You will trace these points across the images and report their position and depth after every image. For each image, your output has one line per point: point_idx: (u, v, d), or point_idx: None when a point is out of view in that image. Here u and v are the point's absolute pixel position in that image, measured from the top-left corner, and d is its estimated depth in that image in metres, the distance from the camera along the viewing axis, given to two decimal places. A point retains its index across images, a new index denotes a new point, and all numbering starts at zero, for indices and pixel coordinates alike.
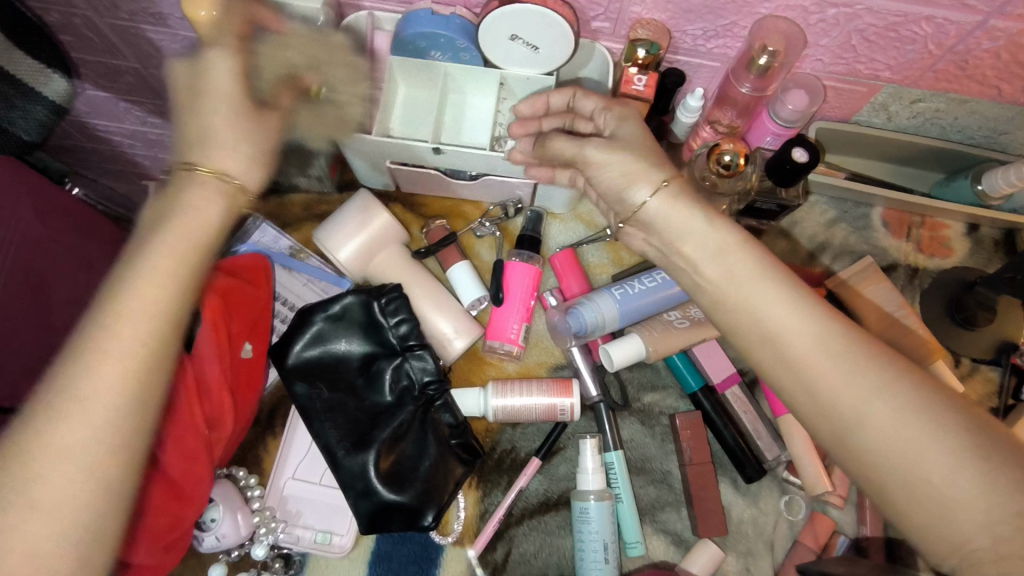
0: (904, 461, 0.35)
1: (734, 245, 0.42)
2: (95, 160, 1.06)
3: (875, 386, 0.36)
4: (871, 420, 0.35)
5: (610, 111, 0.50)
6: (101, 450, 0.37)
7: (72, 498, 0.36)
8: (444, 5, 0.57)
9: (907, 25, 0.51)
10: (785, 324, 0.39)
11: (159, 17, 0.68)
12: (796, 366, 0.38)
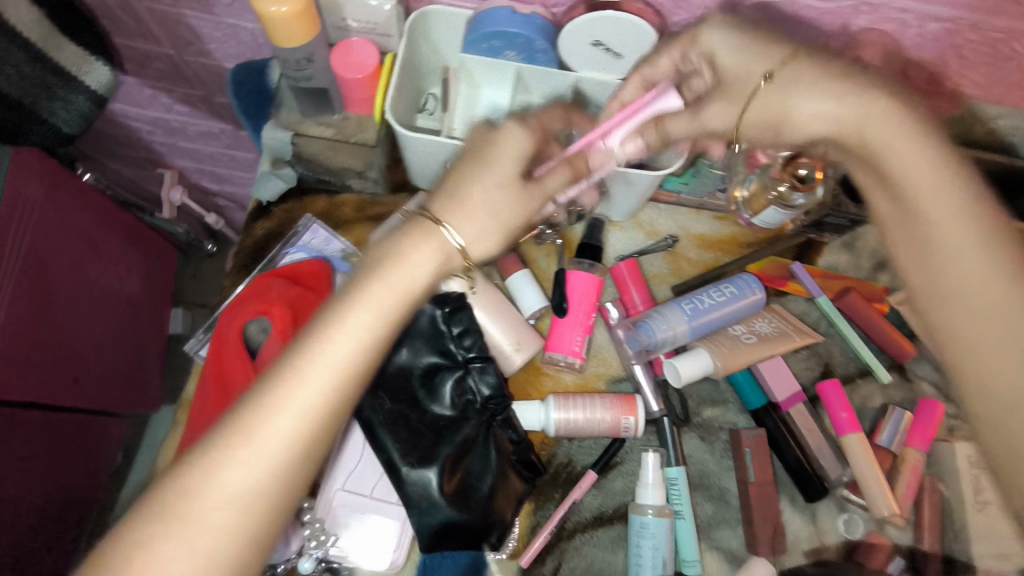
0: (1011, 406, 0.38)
1: (887, 110, 0.43)
2: (109, 144, 1.01)
3: (997, 284, 0.39)
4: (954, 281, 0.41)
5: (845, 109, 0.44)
6: (264, 479, 0.37)
7: (223, 522, 0.36)
8: (521, 3, 0.54)
9: (1008, 42, 0.49)
10: (956, 222, 0.41)
11: (205, 3, 0.63)
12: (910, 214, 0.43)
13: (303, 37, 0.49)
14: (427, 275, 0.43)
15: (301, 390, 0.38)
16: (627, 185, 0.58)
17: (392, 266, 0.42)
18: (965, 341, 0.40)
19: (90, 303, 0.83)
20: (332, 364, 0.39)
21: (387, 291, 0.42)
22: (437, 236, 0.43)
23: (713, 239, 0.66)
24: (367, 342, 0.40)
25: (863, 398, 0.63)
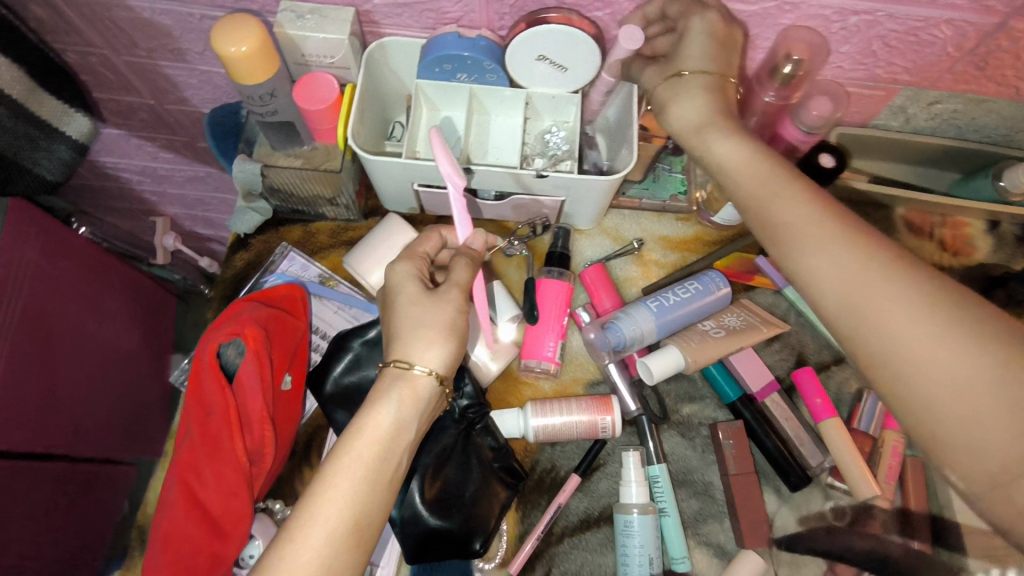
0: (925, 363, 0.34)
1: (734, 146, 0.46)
2: (102, 199, 1.04)
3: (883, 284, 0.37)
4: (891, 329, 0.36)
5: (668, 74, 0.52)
6: None
7: None
8: (468, 28, 0.57)
9: (927, 29, 0.53)
10: (899, 310, 0.36)
11: (178, 53, 0.67)
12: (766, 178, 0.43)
13: (263, 73, 0.52)
14: (392, 420, 0.44)
15: (312, 563, 0.39)
16: (587, 195, 0.60)
17: (369, 421, 0.44)
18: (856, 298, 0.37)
19: (92, 355, 0.86)
20: (336, 514, 0.40)
21: (363, 444, 0.43)
22: (411, 378, 0.46)
23: (678, 240, 0.68)
24: (358, 489, 0.41)
25: (839, 384, 0.64)
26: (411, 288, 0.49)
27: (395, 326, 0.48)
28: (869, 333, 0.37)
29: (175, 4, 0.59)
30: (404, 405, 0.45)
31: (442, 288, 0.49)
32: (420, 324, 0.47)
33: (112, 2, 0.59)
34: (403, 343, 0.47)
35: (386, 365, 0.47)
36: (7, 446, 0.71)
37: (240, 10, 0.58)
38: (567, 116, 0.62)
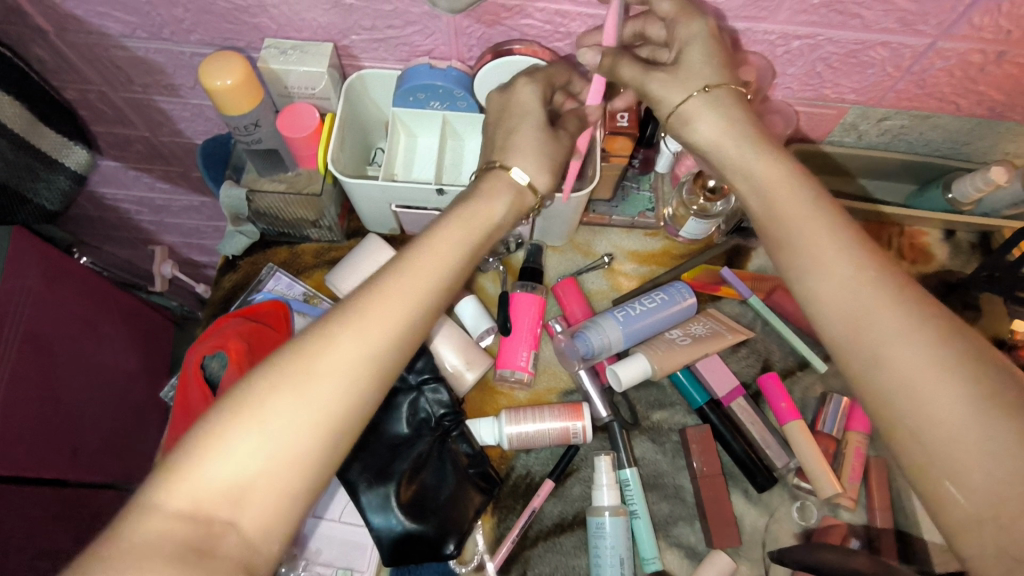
0: (918, 402, 0.37)
1: (781, 175, 0.45)
2: (102, 228, 1.08)
3: (894, 320, 0.39)
4: (898, 368, 0.38)
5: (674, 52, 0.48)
6: (367, 374, 0.41)
7: (307, 398, 0.39)
8: (439, 60, 0.62)
9: (865, 51, 0.57)
10: (905, 344, 0.38)
11: (171, 88, 0.71)
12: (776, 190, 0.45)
13: (247, 105, 0.56)
14: (503, 209, 0.50)
15: (383, 332, 0.42)
16: (555, 212, 0.64)
17: (482, 208, 0.48)
18: (865, 328, 0.40)
19: (90, 380, 0.88)
20: (426, 276, 0.44)
21: (452, 237, 0.47)
22: (518, 186, 0.51)
23: (646, 254, 0.72)
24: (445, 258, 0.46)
25: (804, 389, 0.66)
26: (535, 107, 0.53)
27: (512, 141, 0.52)
28: (876, 372, 0.39)
29: (168, 43, 0.63)
30: (507, 210, 0.50)
31: (560, 132, 0.52)
32: (538, 151, 0.51)
33: (109, 43, 0.64)
34: (517, 153, 0.51)
35: (497, 170, 0.51)
36: (6, 469, 0.73)
37: (228, 47, 0.62)
38: None
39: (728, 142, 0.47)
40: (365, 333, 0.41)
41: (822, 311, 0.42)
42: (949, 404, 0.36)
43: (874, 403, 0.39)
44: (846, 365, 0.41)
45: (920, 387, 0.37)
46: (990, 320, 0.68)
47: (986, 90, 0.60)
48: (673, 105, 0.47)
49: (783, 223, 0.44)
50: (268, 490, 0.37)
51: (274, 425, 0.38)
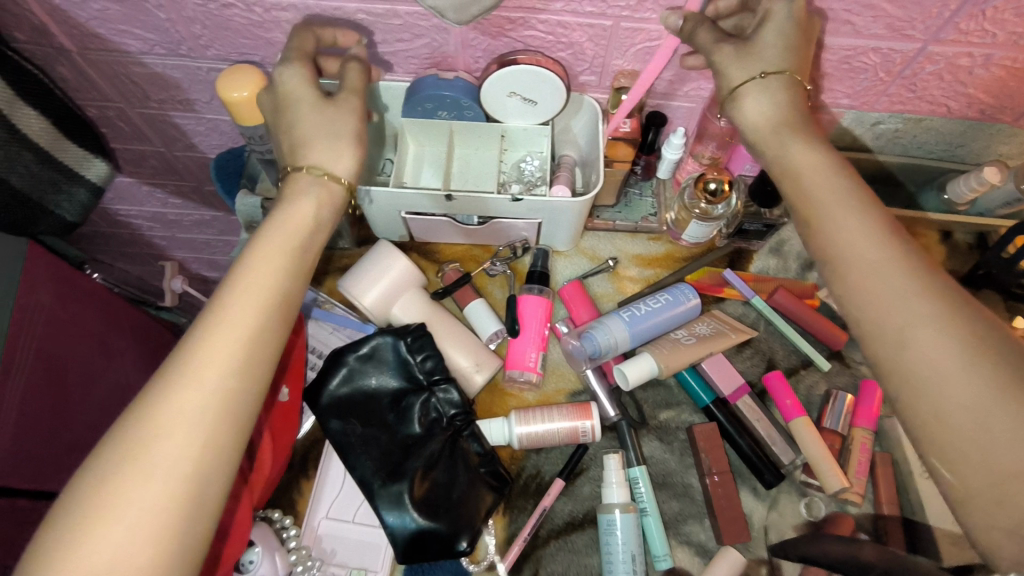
0: (930, 368, 0.38)
1: (814, 161, 0.47)
2: (114, 244, 1.10)
3: (908, 291, 0.40)
4: (912, 336, 0.39)
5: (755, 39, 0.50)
6: (225, 413, 0.42)
7: (171, 449, 0.40)
8: (446, 71, 0.64)
9: (857, 57, 0.59)
10: (918, 314, 0.40)
11: (186, 103, 0.73)
12: (798, 172, 0.47)
13: (263, 117, 0.59)
14: (312, 212, 0.51)
15: (242, 329, 0.44)
16: (560, 217, 0.66)
17: (289, 217, 0.50)
18: (882, 297, 0.41)
19: (103, 396, 0.89)
20: (256, 301, 0.46)
21: (285, 232, 0.49)
22: (324, 181, 0.52)
23: (650, 257, 0.73)
24: (274, 282, 0.47)
25: (809, 387, 0.67)
26: (309, 94, 0.53)
27: (299, 131, 0.52)
28: (891, 339, 0.40)
29: (185, 59, 0.66)
30: (316, 208, 0.51)
31: (340, 96, 0.54)
32: (327, 129, 0.52)
33: (129, 60, 0.66)
34: (309, 145, 0.52)
35: (298, 172, 0.52)
36: (18, 481, 0.74)
37: (243, 61, 0.65)
38: (540, 147, 0.68)
39: (768, 122, 0.49)
40: (206, 372, 0.42)
41: (851, 290, 0.43)
42: (959, 370, 0.38)
43: (888, 371, 0.41)
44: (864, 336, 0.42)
45: (932, 353, 0.38)
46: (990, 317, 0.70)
47: (975, 93, 0.62)
48: (733, 84, 0.50)
49: (815, 205, 0.46)
50: (151, 550, 0.38)
51: (152, 481, 0.39)
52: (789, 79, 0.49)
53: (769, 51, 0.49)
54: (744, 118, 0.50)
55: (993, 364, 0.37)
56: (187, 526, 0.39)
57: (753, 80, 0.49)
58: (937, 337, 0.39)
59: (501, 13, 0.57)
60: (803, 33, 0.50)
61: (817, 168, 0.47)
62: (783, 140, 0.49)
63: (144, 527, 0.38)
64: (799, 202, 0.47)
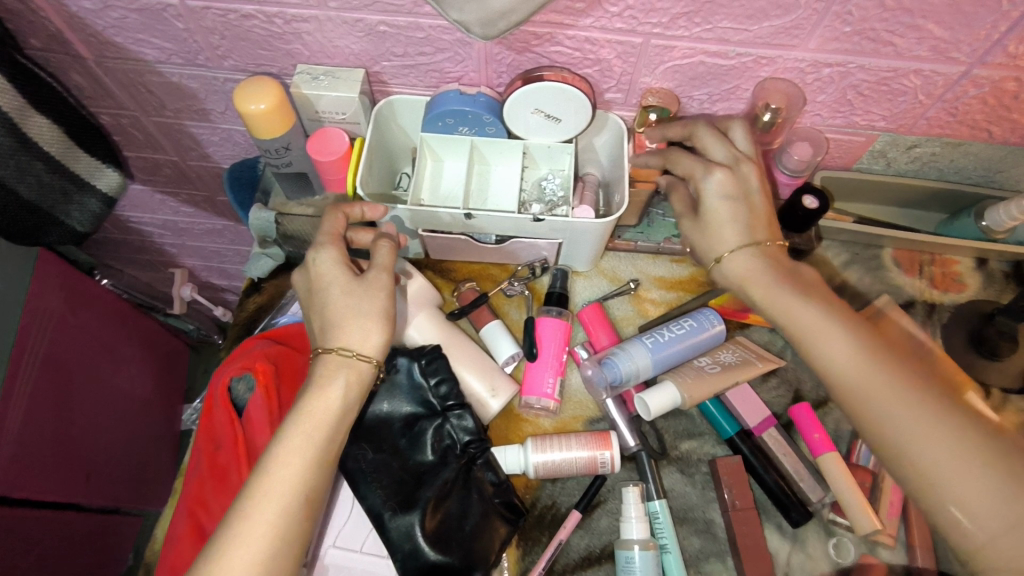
0: (920, 456, 0.44)
1: (786, 295, 0.52)
2: (125, 251, 1.09)
3: (893, 390, 0.46)
4: (905, 426, 0.45)
5: (710, 178, 0.55)
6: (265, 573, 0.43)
7: None
8: (469, 86, 0.63)
9: (897, 79, 0.57)
10: (908, 408, 0.45)
11: (202, 113, 0.72)
12: (766, 296, 0.53)
13: (280, 129, 0.57)
14: (342, 390, 0.49)
15: (286, 494, 0.45)
16: (581, 238, 0.63)
17: (323, 390, 0.49)
18: (874, 398, 0.47)
19: (107, 407, 0.88)
20: (297, 467, 0.46)
21: (315, 423, 0.48)
22: (355, 364, 0.50)
23: (673, 280, 0.71)
24: (316, 447, 0.47)
25: (837, 420, 0.64)
26: (336, 276, 0.51)
27: (330, 313, 0.51)
28: (892, 427, 0.45)
29: (202, 69, 0.64)
30: (344, 392, 0.49)
31: (369, 272, 0.52)
32: (353, 309, 0.50)
33: (145, 69, 0.65)
34: (335, 332, 0.50)
35: (327, 353, 0.50)
36: (19, 494, 0.72)
37: (261, 72, 0.63)
38: (562, 165, 0.66)
39: (747, 271, 0.54)
40: (252, 537, 0.43)
41: (849, 385, 0.48)
42: (949, 455, 0.43)
43: (894, 460, 0.46)
44: (868, 425, 0.47)
45: (924, 443, 0.44)
46: None
47: (1019, 118, 0.60)
48: (705, 247, 0.57)
49: (801, 332, 0.51)
50: None
51: None
52: (748, 230, 0.55)
53: (714, 214, 0.56)
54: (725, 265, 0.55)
55: (977, 444, 0.43)
56: None
57: (729, 250, 0.55)
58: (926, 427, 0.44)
59: (529, 28, 0.55)
60: (738, 197, 0.55)
61: (796, 284, 0.53)
62: (752, 281, 0.54)
63: None
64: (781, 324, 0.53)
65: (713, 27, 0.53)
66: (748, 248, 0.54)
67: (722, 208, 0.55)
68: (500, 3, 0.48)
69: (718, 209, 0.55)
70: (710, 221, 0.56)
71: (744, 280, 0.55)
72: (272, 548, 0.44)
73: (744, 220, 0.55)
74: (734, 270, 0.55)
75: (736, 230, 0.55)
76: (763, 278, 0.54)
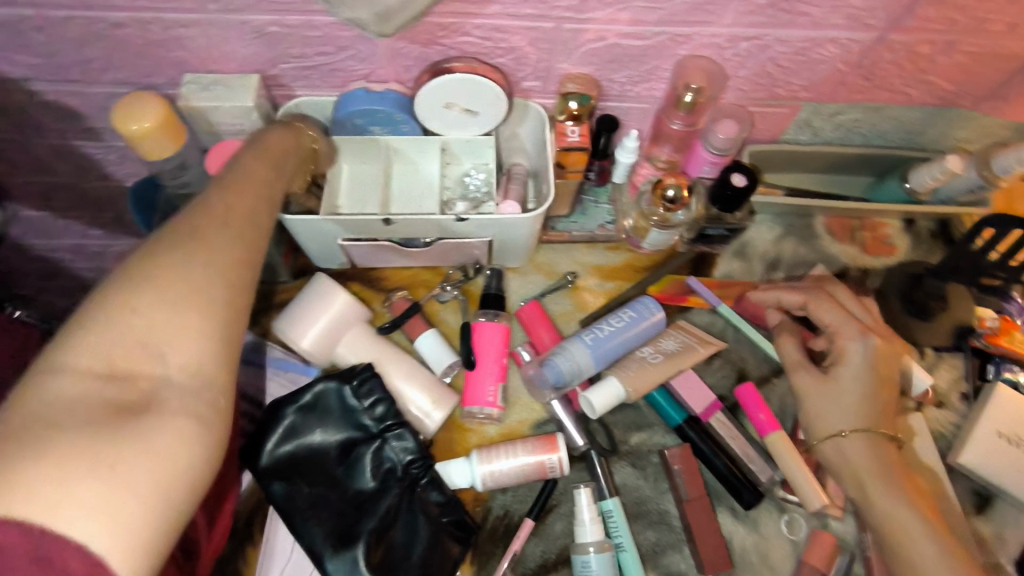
0: (904, 553, 0.52)
1: (851, 423, 0.56)
2: (36, 280, 1.00)
3: (901, 501, 0.53)
4: (903, 526, 0.53)
5: (863, 347, 0.56)
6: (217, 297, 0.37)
7: (156, 316, 0.34)
8: (377, 83, 0.58)
9: (814, 49, 0.55)
10: (912, 515, 0.53)
11: (92, 131, 0.65)
12: (814, 417, 0.57)
13: (171, 148, 0.52)
14: (301, 147, 0.53)
15: (230, 216, 0.40)
16: (511, 234, 0.60)
17: (277, 133, 0.51)
18: (885, 500, 0.53)
19: None
20: (246, 185, 0.43)
21: (256, 171, 0.45)
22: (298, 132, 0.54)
23: (610, 268, 0.69)
24: (260, 171, 0.46)
25: (782, 397, 0.64)
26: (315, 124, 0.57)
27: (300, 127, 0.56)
28: (894, 521, 0.53)
29: (79, 85, 0.58)
30: (294, 138, 0.52)
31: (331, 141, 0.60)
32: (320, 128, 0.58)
33: (14, 88, 0.58)
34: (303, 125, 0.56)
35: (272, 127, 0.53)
36: None
37: (146, 85, 0.57)
38: (485, 158, 0.62)
39: (858, 453, 0.55)
40: (198, 246, 0.37)
41: (864, 488, 0.55)
42: (929, 555, 0.51)
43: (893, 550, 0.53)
44: (880, 524, 0.54)
45: (915, 544, 0.52)
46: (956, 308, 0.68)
47: (935, 79, 0.59)
48: (820, 422, 0.57)
49: (848, 464, 0.56)
50: (124, 480, 0.29)
51: (112, 350, 0.32)
52: (858, 405, 0.56)
53: (848, 393, 0.56)
54: (822, 440, 0.57)
55: (955, 554, 0.51)
56: (175, 478, 0.31)
57: (843, 428, 0.56)
58: (916, 530, 0.52)
59: (432, 19, 0.51)
60: (879, 377, 0.56)
61: (862, 402, 0.56)
62: (841, 442, 0.56)
63: (89, 449, 0.29)
64: (814, 438, 0.58)
65: (624, 7, 0.50)
66: (870, 438, 0.55)
67: (854, 375, 0.57)
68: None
69: (850, 377, 0.57)
70: (821, 395, 0.57)
71: (840, 462, 0.56)
72: (228, 261, 0.38)
73: (876, 403, 0.56)
74: (833, 452, 0.56)
75: (861, 417, 0.56)
76: (861, 462, 0.55)
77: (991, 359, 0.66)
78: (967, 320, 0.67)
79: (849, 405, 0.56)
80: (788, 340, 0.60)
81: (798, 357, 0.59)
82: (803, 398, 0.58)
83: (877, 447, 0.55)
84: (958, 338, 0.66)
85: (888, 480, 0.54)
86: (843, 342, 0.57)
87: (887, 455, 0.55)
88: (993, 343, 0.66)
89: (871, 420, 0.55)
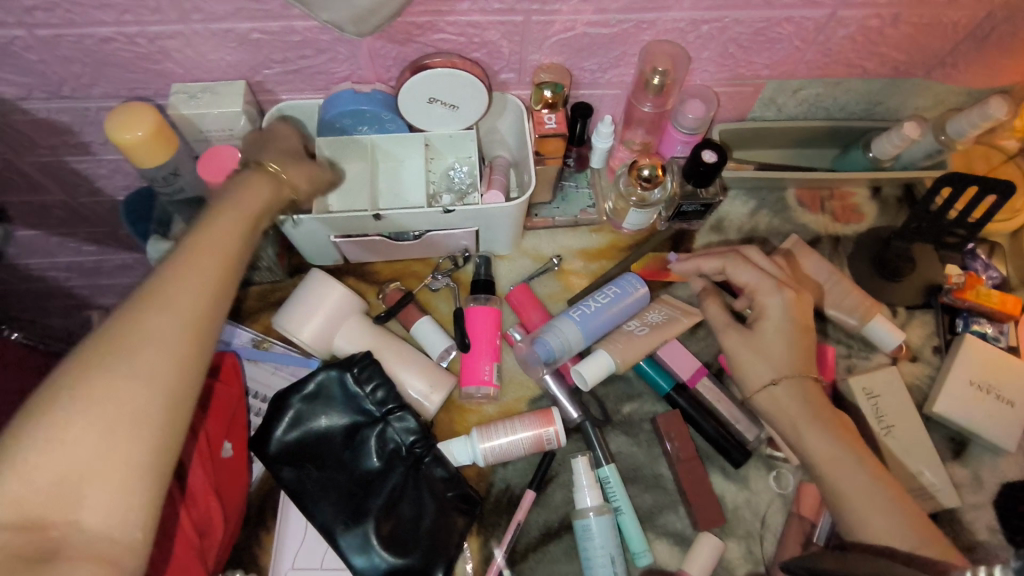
0: (838, 484, 0.54)
1: (774, 370, 0.59)
2: (31, 299, 1.02)
3: (828, 437, 0.56)
4: (834, 460, 0.55)
5: (778, 294, 0.60)
6: (168, 401, 0.36)
7: (90, 430, 0.33)
8: (363, 83, 0.61)
9: (772, 28, 0.59)
10: (843, 450, 0.55)
11: (82, 146, 0.68)
12: (741, 367, 0.60)
13: (165, 155, 0.55)
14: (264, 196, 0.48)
15: (192, 311, 0.38)
16: (496, 222, 0.63)
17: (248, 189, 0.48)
18: (815, 438, 0.56)
19: None
20: (215, 253, 0.41)
21: (227, 237, 0.43)
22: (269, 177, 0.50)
23: (594, 250, 0.72)
24: (232, 233, 0.43)
25: None
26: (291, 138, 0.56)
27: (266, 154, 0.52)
28: (823, 455, 0.56)
29: (70, 101, 0.60)
30: (270, 197, 0.49)
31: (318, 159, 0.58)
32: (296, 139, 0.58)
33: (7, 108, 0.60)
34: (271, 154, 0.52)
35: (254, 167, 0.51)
36: None
37: (136, 97, 0.60)
38: (468, 152, 0.65)
39: (784, 393, 0.58)
40: (148, 347, 0.36)
41: (794, 429, 0.57)
42: (860, 483, 0.54)
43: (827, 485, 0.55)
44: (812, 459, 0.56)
45: (847, 474, 0.54)
46: (924, 268, 0.71)
47: (887, 52, 0.63)
48: (748, 368, 0.60)
49: (777, 408, 0.58)
50: None
51: (42, 468, 0.32)
52: (780, 347, 0.59)
53: (771, 342, 0.59)
54: (752, 385, 0.59)
55: (884, 479, 0.54)
56: None
57: (767, 376, 0.59)
58: (850, 468, 0.54)
59: (409, 19, 0.54)
60: (799, 324, 0.60)
61: (783, 347, 0.59)
62: (767, 386, 0.59)
63: None
64: (744, 389, 0.60)
65: None
66: (794, 380, 0.58)
67: (776, 324, 0.60)
68: (368, 2, 0.47)
69: (772, 326, 0.60)
70: (744, 345, 0.60)
71: (770, 406, 0.59)
72: (180, 361, 0.37)
73: (799, 351, 0.59)
74: (764, 400, 0.59)
75: (785, 365, 0.59)
76: (783, 400, 0.58)
77: (959, 314, 0.69)
78: (936, 279, 0.71)
79: (768, 348, 0.59)
80: (713, 298, 0.64)
81: (719, 314, 0.63)
82: (729, 350, 0.61)
83: (800, 388, 0.58)
84: (928, 295, 0.70)
85: (815, 419, 0.57)
86: (761, 292, 0.61)
87: (814, 396, 0.58)
88: (961, 297, 0.68)
89: (797, 366, 0.58)
